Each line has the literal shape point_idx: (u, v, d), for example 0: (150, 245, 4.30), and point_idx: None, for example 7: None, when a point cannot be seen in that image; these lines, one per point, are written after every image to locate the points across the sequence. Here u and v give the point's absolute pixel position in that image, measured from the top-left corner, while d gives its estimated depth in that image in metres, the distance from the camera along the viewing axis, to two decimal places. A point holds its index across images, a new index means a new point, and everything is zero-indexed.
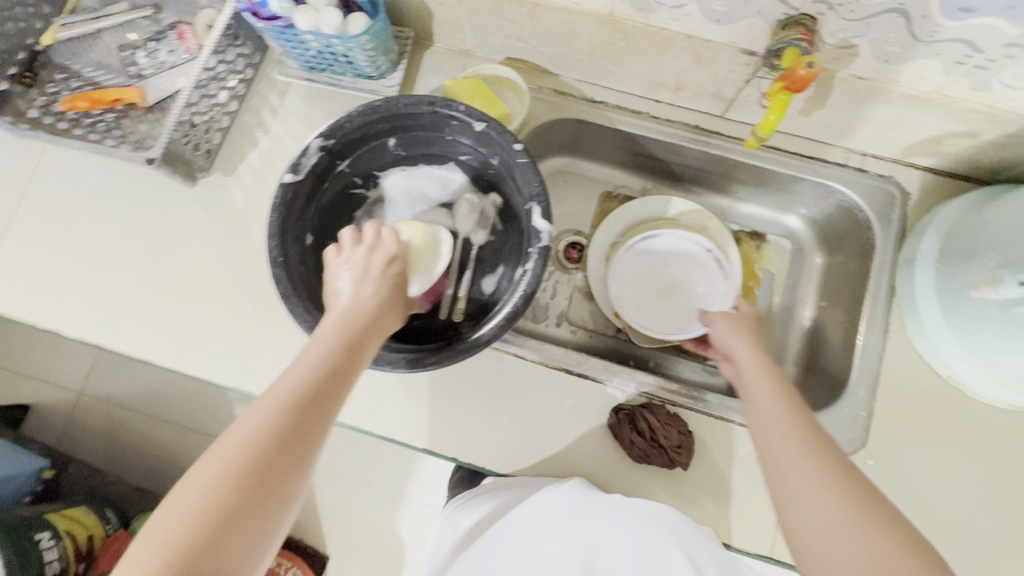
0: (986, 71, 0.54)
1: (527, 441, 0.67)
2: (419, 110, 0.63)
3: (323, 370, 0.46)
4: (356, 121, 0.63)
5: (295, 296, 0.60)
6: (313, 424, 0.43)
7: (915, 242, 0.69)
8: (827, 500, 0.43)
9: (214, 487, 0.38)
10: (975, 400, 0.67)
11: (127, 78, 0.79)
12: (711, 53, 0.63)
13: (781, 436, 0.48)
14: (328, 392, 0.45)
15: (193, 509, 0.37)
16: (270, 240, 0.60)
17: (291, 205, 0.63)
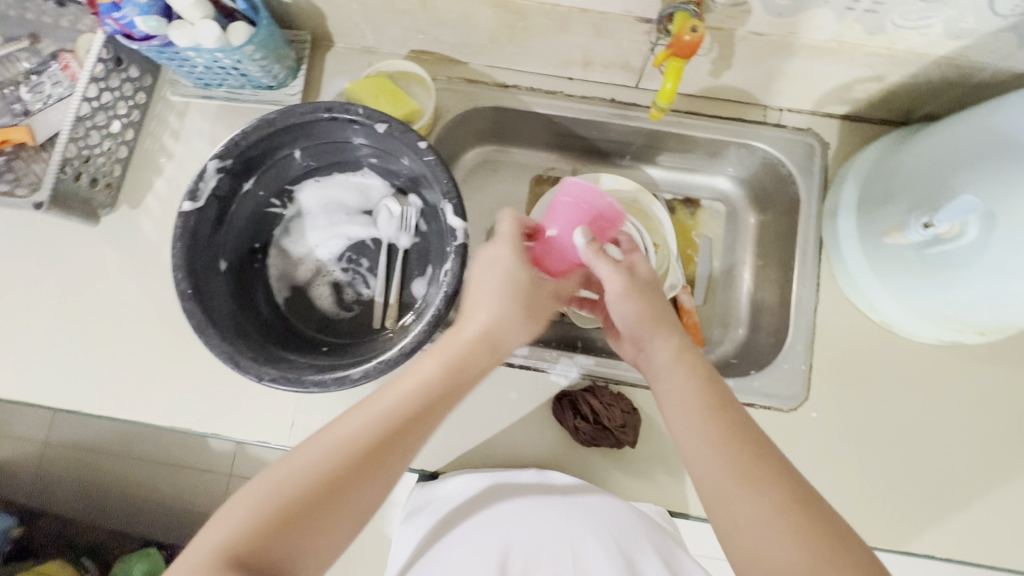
0: (876, 15, 0.53)
1: (476, 440, 0.67)
2: (317, 117, 0.61)
3: (422, 392, 0.48)
4: (252, 137, 0.60)
5: (211, 327, 0.57)
6: (404, 434, 0.46)
7: (837, 192, 0.69)
8: (768, 511, 0.42)
9: (254, 519, 0.40)
10: (908, 339, 0.68)
11: (12, 116, 0.74)
12: (609, 24, 0.61)
13: (710, 439, 0.46)
14: (429, 410, 0.47)
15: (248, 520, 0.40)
16: (177, 271, 0.58)
17: (196, 233, 0.60)
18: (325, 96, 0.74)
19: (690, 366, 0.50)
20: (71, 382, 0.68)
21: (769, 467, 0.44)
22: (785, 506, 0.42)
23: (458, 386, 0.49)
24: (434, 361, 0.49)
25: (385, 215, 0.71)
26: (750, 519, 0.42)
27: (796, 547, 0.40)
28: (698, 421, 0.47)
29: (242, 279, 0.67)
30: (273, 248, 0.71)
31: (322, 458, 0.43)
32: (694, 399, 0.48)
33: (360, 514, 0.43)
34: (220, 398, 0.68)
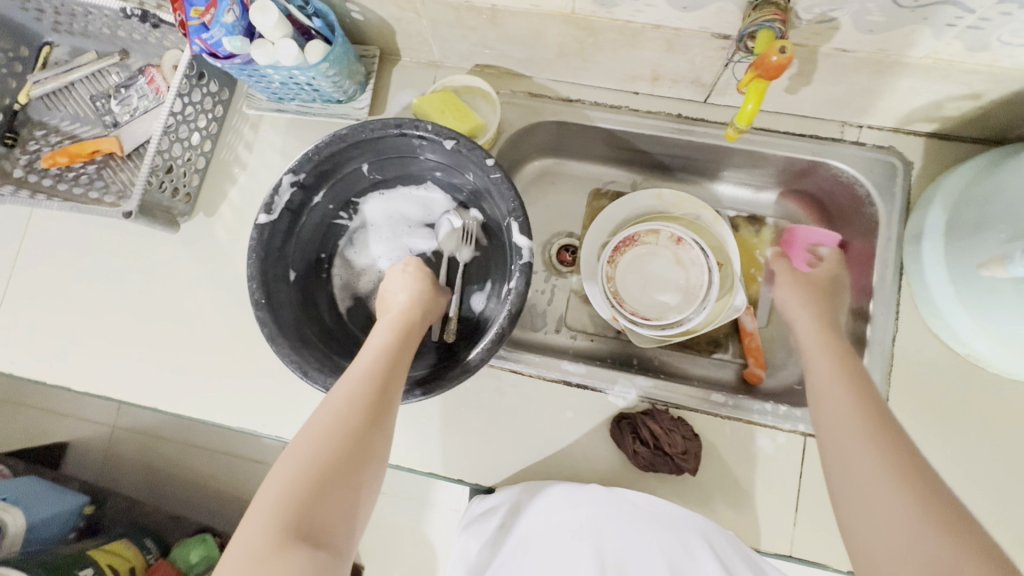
0: (981, 31, 0.50)
1: (530, 457, 0.67)
2: (387, 134, 0.62)
3: (387, 348, 0.53)
4: (324, 152, 0.62)
5: (282, 337, 0.59)
6: (386, 395, 0.49)
7: (921, 216, 0.65)
8: (867, 449, 0.45)
9: (305, 468, 0.44)
10: (997, 375, 0.64)
11: (103, 127, 0.78)
12: (683, 40, 0.60)
13: (837, 394, 0.51)
14: (401, 358, 0.53)
15: (291, 483, 0.43)
16: (251, 282, 0.60)
17: (269, 244, 0.62)
18: (391, 109, 0.75)
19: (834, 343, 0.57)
20: (149, 381, 0.72)
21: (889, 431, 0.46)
22: (887, 448, 0.44)
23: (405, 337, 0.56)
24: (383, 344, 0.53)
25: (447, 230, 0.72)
26: (851, 456, 0.45)
27: (894, 490, 0.41)
28: (832, 379, 0.52)
29: (309, 289, 0.69)
30: (338, 258, 0.73)
31: (331, 425, 0.46)
32: (827, 365, 0.54)
33: (382, 452, 0.48)
34: (284, 402, 0.70)
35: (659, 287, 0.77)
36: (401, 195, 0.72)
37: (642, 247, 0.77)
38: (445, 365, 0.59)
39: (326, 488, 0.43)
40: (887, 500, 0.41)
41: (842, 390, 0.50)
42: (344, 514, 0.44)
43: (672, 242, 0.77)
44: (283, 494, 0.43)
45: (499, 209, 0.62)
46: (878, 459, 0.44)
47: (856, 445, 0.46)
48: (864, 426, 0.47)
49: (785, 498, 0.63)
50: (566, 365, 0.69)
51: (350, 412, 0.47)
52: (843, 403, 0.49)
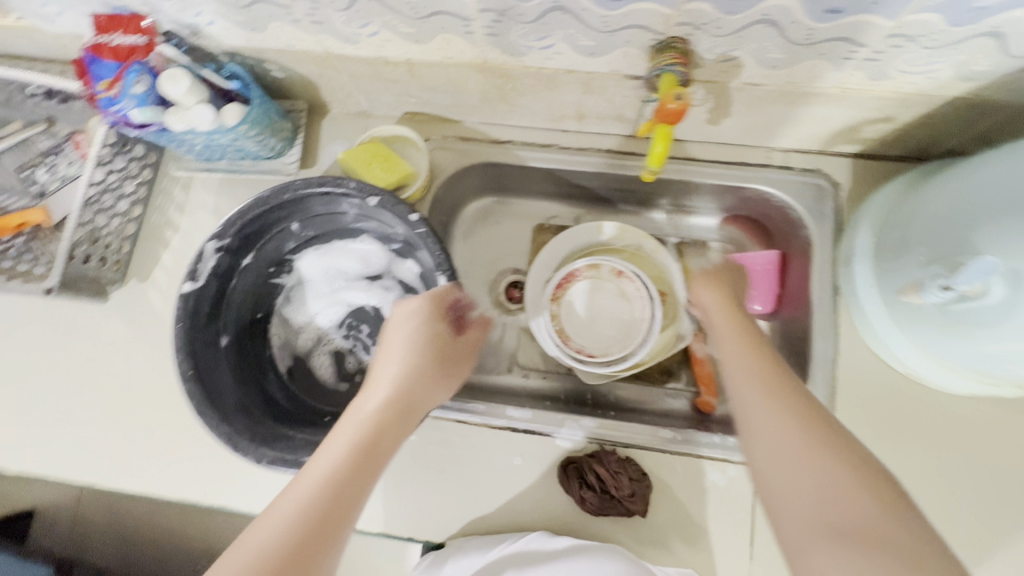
0: (878, 62, 0.50)
1: (481, 509, 0.65)
2: (310, 193, 0.61)
3: (382, 414, 0.47)
4: (246, 216, 0.60)
5: (212, 409, 0.57)
6: (371, 469, 0.44)
7: (851, 237, 0.65)
8: (774, 417, 0.44)
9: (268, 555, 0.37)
10: (939, 391, 0.64)
11: (30, 198, 0.77)
12: (598, 82, 0.60)
13: (739, 357, 0.51)
14: (382, 441, 0.46)
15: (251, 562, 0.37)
16: (177, 354, 0.58)
17: (195, 313, 0.60)
18: (323, 162, 0.75)
19: (740, 321, 0.57)
20: (86, 457, 0.69)
21: (780, 386, 0.47)
22: (801, 420, 0.43)
23: (405, 407, 0.49)
24: (385, 407, 0.48)
25: (380, 285, 0.72)
26: (760, 435, 0.44)
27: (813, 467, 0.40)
28: (736, 349, 0.53)
29: (247, 353, 0.67)
30: (276, 316, 0.71)
31: (306, 504, 0.40)
32: (733, 339, 0.54)
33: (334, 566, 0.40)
34: (227, 468, 0.68)
35: (606, 321, 0.76)
36: (331, 254, 0.71)
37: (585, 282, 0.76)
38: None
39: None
40: (798, 469, 0.41)
41: (742, 358, 0.51)
42: None
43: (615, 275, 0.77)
44: None
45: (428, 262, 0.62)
46: (789, 413, 0.44)
47: (774, 427, 0.44)
48: (797, 403, 0.45)
49: (740, 533, 0.62)
50: (510, 411, 0.68)
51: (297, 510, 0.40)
52: (755, 397, 0.47)
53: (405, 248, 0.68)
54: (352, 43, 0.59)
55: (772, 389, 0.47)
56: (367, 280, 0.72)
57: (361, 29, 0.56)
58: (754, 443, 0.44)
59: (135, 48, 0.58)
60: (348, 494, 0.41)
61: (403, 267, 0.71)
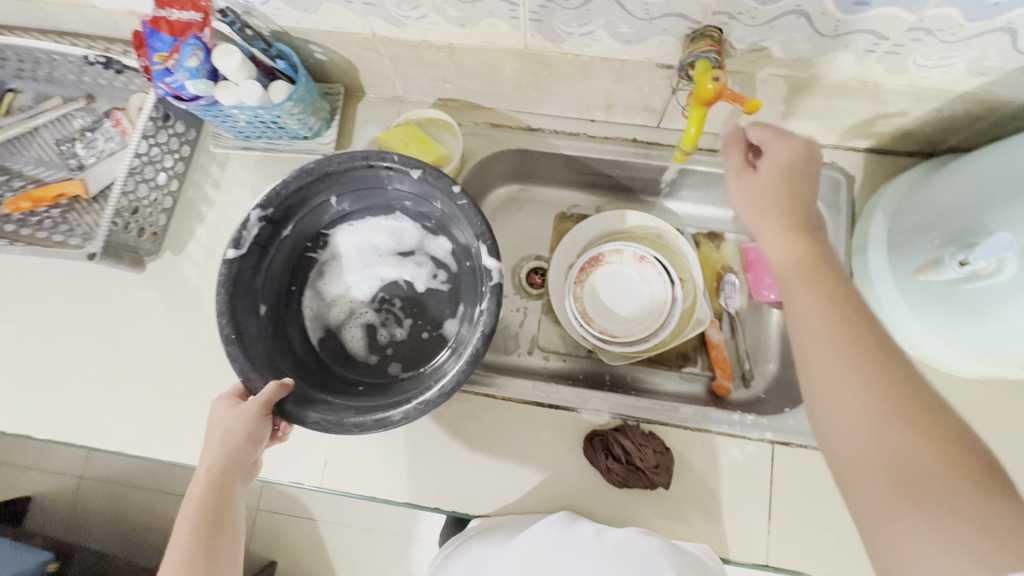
0: (898, 55, 0.54)
1: (506, 481, 0.67)
2: (355, 166, 0.63)
3: (208, 491, 0.54)
4: (291, 186, 0.63)
5: (255, 372, 0.59)
6: (213, 525, 0.53)
7: (865, 226, 0.68)
8: (853, 392, 0.41)
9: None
10: (947, 374, 0.67)
11: (68, 171, 0.78)
12: (631, 71, 0.63)
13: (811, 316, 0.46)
14: (220, 501, 0.54)
15: None
16: (221, 317, 0.59)
17: (239, 279, 0.62)
18: (357, 143, 0.78)
19: (807, 254, 0.50)
20: (115, 423, 0.70)
21: (863, 357, 0.43)
22: (877, 392, 0.41)
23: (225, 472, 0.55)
24: (206, 477, 0.54)
25: (412, 261, 0.75)
26: (836, 409, 0.42)
27: (878, 444, 0.39)
28: (810, 303, 0.47)
29: (282, 321, 0.69)
30: (309, 289, 0.73)
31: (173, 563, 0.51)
32: (802, 289, 0.48)
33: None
34: None
35: (627, 305, 0.79)
36: (368, 228, 0.73)
37: (608, 267, 0.79)
38: (419, 386, 0.59)
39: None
40: (860, 448, 0.40)
41: (813, 315, 0.46)
42: None
43: (636, 261, 0.79)
44: None
45: (467, 235, 0.64)
46: (867, 394, 0.41)
47: (845, 397, 0.42)
48: (870, 365, 0.42)
49: (758, 507, 0.65)
50: (539, 387, 0.70)
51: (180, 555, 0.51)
52: (829, 348, 0.44)
53: (441, 225, 0.71)
54: (399, 26, 0.62)
55: (847, 345, 0.44)
56: (399, 255, 0.75)
57: (410, 12, 0.59)
58: (825, 418, 0.43)
59: (190, 24, 0.60)
60: (206, 540, 0.52)
61: (436, 243, 0.73)
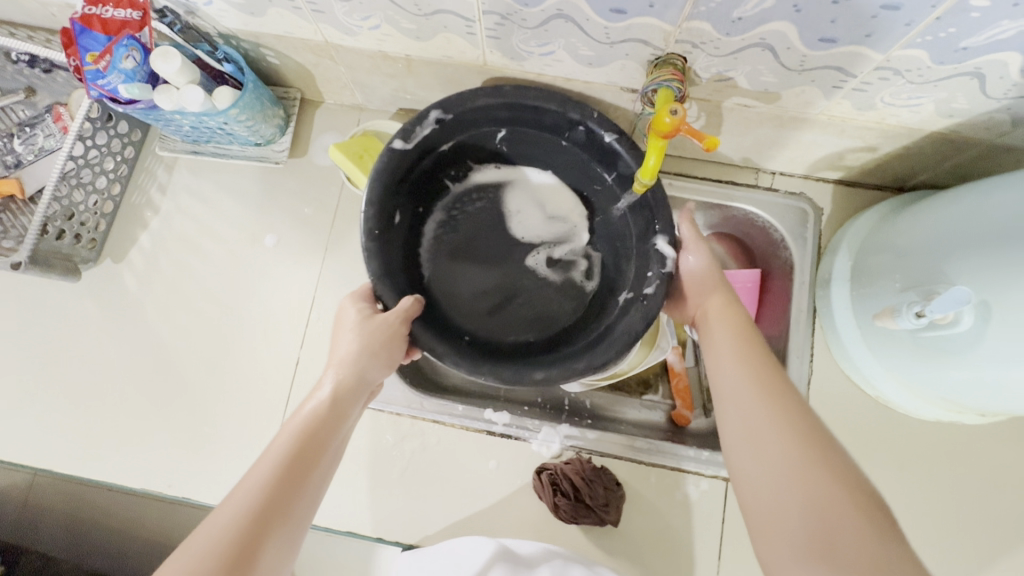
0: (865, 93, 0.52)
1: (453, 512, 0.65)
2: (547, 106, 0.57)
3: (330, 402, 0.47)
4: (479, 100, 0.56)
5: (386, 278, 0.54)
6: (318, 439, 0.45)
7: (831, 261, 0.67)
8: (771, 450, 0.41)
9: (248, 505, 0.40)
10: (905, 416, 0.66)
11: (3, 168, 0.74)
12: (595, 93, 0.61)
13: (736, 377, 0.47)
14: (337, 413, 0.47)
15: (242, 508, 0.40)
16: (367, 207, 0.54)
17: (392, 171, 0.56)
18: (313, 152, 0.74)
19: (735, 325, 0.51)
20: (45, 439, 0.67)
21: (782, 409, 0.43)
22: (797, 448, 0.41)
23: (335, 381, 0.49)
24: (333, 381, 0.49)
25: (556, 223, 0.64)
26: (750, 469, 0.42)
27: (796, 490, 0.39)
28: (735, 365, 0.47)
29: (410, 237, 0.61)
30: (434, 215, 0.63)
31: (266, 479, 0.41)
32: (730, 356, 0.48)
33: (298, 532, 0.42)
34: (193, 458, 0.66)
35: None
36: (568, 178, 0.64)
37: None
38: (571, 353, 0.55)
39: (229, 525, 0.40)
40: (783, 507, 0.39)
41: (739, 375, 0.46)
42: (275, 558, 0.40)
43: None
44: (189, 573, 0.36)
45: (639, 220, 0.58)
46: (787, 451, 0.41)
47: (760, 455, 0.42)
48: (783, 420, 0.43)
49: (707, 546, 0.63)
50: (490, 413, 0.67)
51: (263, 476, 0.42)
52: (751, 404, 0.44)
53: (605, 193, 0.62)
54: (352, 35, 0.58)
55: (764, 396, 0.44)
56: (550, 218, 0.64)
57: (362, 21, 0.55)
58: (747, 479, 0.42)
59: (127, 23, 0.56)
60: (307, 460, 0.44)
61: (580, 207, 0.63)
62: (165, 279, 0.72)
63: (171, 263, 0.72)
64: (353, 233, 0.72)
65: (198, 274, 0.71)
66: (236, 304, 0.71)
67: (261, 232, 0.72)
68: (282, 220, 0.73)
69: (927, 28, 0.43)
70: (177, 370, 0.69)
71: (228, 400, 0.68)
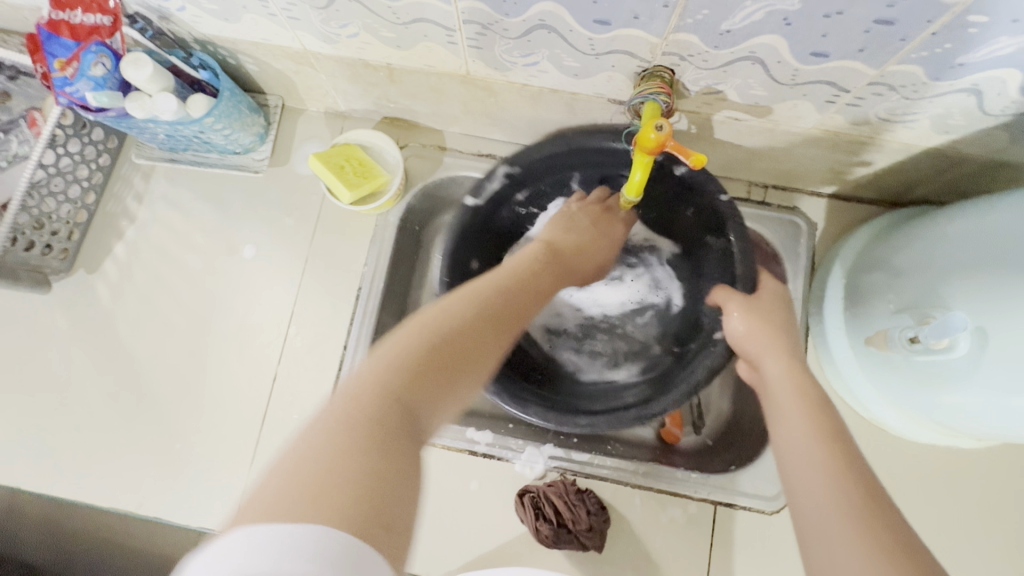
0: (859, 108, 0.50)
1: (432, 534, 0.63)
2: (615, 146, 0.57)
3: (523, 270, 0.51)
4: (541, 150, 0.58)
5: None
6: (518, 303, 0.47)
7: (824, 279, 0.65)
8: (848, 533, 0.35)
9: (424, 337, 0.39)
10: (899, 438, 0.64)
11: None
12: (582, 104, 0.59)
13: (803, 450, 0.42)
14: (530, 283, 0.50)
15: (423, 334, 0.39)
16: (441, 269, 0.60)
17: (465, 228, 0.62)
18: (294, 161, 0.72)
19: (808, 394, 0.47)
20: (14, 456, 0.65)
21: (864, 492, 0.37)
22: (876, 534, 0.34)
23: (507, 299, 0.46)
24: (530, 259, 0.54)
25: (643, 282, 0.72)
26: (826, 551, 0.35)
27: None
28: (806, 434, 0.43)
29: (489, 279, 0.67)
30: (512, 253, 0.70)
31: (430, 326, 0.40)
32: (800, 419, 0.44)
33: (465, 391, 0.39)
34: (164, 478, 0.64)
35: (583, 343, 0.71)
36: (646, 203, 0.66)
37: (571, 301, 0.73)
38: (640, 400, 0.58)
39: (412, 435, 0.34)
40: None
41: (810, 447, 0.41)
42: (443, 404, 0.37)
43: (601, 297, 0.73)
44: (374, 384, 0.35)
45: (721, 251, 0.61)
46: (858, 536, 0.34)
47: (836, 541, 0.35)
48: (857, 504, 0.36)
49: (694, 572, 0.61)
50: (472, 432, 0.65)
51: (419, 381, 0.36)
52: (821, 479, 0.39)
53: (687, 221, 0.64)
54: (331, 43, 0.56)
55: (838, 473, 0.39)
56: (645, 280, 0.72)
57: (340, 29, 0.53)
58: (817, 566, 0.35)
59: (97, 29, 0.54)
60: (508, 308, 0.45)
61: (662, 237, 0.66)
62: (140, 291, 0.69)
63: (147, 274, 0.70)
64: (334, 244, 0.70)
65: (175, 286, 0.70)
66: (213, 318, 0.69)
67: (240, 243, 0.70)
68: (261, 231, 0.71)
69: (922, 44, 0.41)
70: (151, 385, 0.67)
71: (203, 416, 0.66)
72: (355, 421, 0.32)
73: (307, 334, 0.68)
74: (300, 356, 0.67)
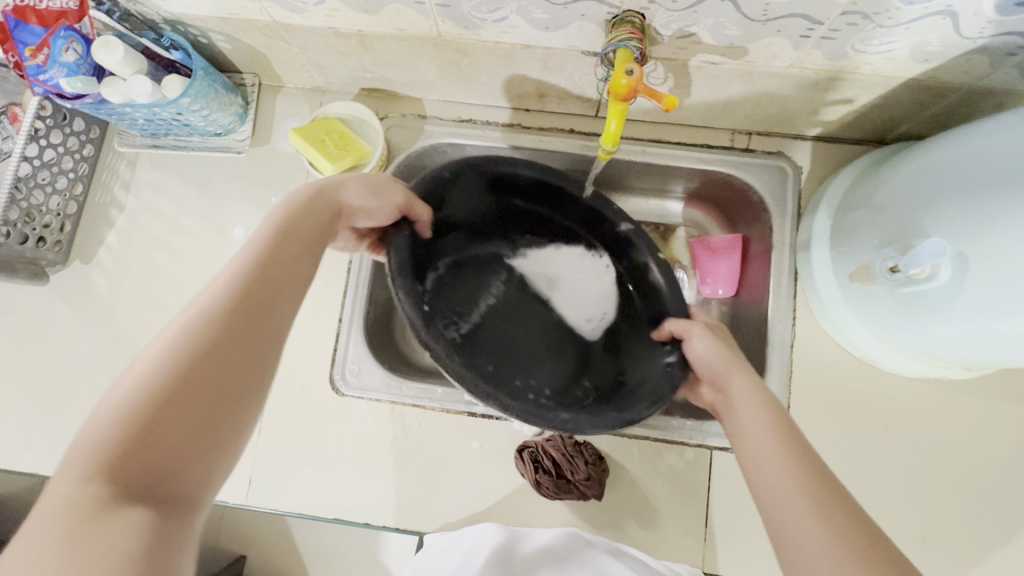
0: (835, 41, 0.50)
1: (437, 493, 0.65)
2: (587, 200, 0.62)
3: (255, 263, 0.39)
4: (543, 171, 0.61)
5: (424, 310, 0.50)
6: (253, 298, 0.36)
7: (811, 222, 0.65)
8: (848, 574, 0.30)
9: (155, 375, 0.31)
10: (891, 374, 0.64)
11: None
12: (556, 59, 0.58)
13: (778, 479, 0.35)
14: (272, 276, 0.38)
15: (145, 370, 0.32)
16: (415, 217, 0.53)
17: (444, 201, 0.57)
18: (276, 139, 0.72)
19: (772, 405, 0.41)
20: (29, 444, 0.67)
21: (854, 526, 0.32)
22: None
23: (253, 302, 0.36)
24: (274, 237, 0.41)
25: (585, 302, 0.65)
26: None
27: None
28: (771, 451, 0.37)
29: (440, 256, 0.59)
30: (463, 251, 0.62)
31: (164, 357, 0.32)
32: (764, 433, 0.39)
33: (225, 422, 0.32)
34: None
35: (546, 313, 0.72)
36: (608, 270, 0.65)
37: None
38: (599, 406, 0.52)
39: (163, 507, 0.29)
40: None
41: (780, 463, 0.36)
42: (188, 449, 0.30)
43: None
44: (97, 450, 0.29)
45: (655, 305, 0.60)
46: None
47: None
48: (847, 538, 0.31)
49: (694, 514, 0.63)
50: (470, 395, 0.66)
51: (141, 450, 0.29)
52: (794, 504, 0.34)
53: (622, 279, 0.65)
54: (299, 13, 0.56)
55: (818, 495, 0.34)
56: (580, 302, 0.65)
57: None
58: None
59: (64, 13, 0.53)
60: (239, 313, 0.35)
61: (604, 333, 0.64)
62: (135, 278, 0.71)
63: (141, 261, 0.71)
64: None
65: (169, 271, 0.70)
66: None
67: (229, 225, 0.71)
68: (249, 212, 0.71)
69: None
70: None
71: None
72: (76, 510, 0.27)
73: (303, 310, 0.69)
74: (297, 332, 0.69)
